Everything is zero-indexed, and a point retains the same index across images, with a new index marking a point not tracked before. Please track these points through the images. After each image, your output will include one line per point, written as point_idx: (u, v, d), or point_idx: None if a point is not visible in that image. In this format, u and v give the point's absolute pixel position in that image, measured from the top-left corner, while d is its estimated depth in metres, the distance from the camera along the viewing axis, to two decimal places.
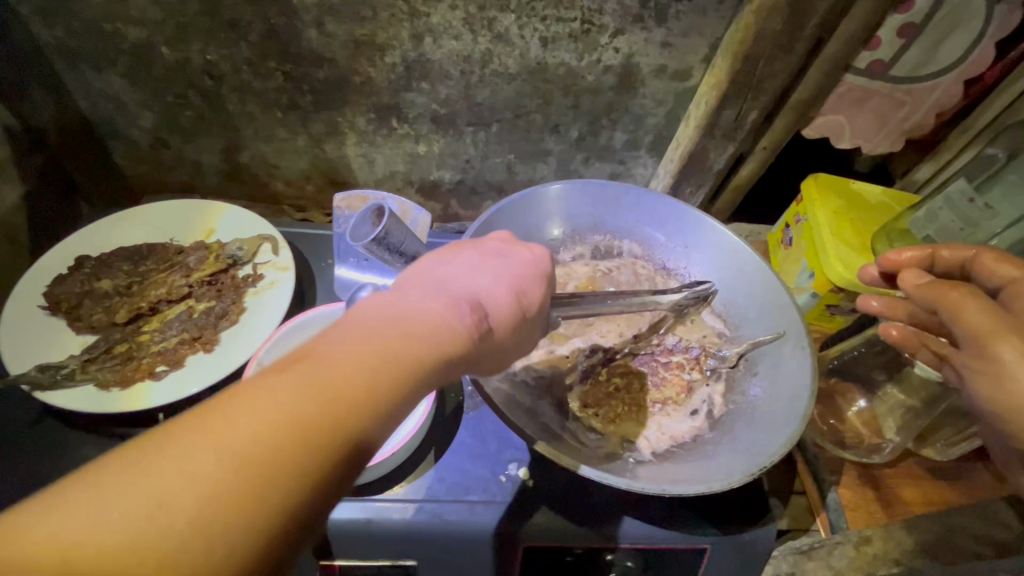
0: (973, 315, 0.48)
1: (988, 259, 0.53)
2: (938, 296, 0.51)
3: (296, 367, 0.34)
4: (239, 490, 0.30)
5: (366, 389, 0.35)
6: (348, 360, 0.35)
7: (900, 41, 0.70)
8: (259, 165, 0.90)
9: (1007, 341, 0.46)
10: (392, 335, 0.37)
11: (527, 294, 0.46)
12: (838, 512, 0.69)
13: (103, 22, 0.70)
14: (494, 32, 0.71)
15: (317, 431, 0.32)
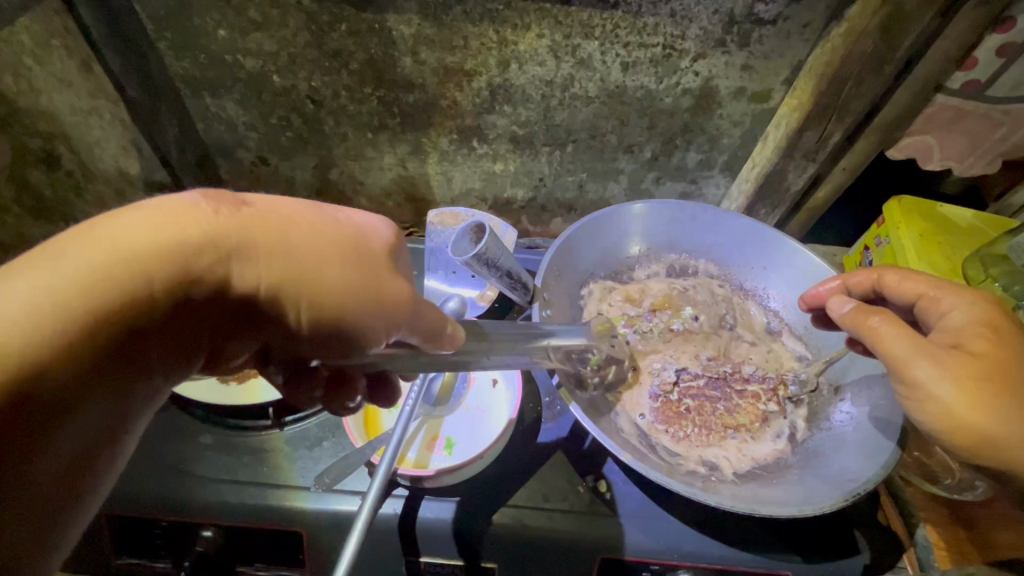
0: (892, 342, 0.50)
1: (894, 279, 0.58)
2: (861, 324, 0.53)
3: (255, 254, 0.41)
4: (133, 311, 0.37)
5: (300, 278, 0.42)
6: (338, 256, 0.44)
7: (999, 61, 0.68)
8: (346, 182, 0.97)
9: (923, 364, 0.49)
10: (366, 246, 0.46)
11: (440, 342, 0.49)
12: (928, 549, 0.65)
13: (225, 55, 0.78)
14: (576, 58, 0.74)
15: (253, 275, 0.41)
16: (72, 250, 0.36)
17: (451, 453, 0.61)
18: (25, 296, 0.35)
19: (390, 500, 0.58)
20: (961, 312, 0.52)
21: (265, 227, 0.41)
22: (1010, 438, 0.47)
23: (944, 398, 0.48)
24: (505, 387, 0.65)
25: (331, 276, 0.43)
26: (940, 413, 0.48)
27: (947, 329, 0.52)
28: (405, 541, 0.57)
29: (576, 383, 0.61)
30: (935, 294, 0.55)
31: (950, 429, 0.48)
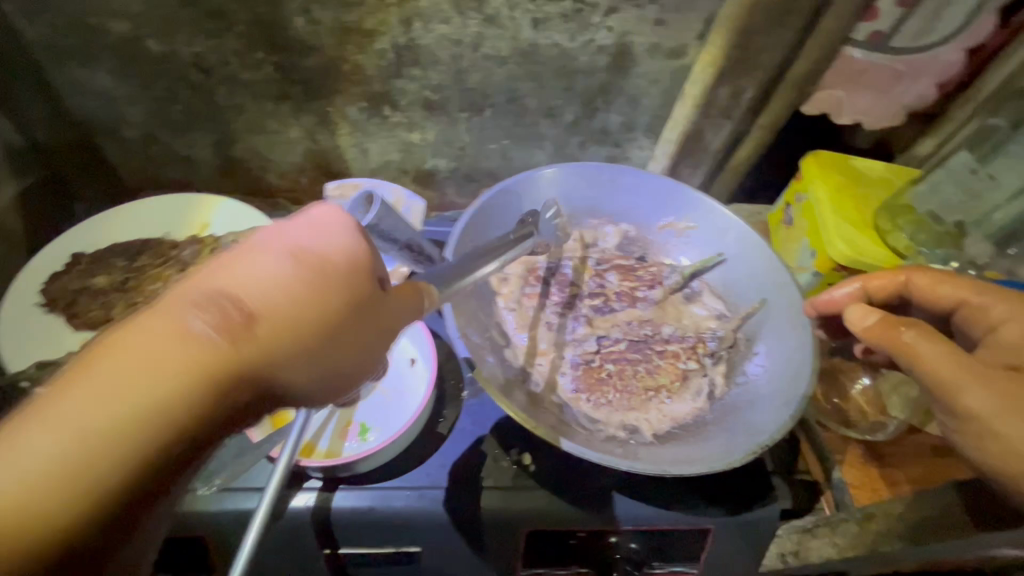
0: (933, 362, 0.46)
1: (923, 281, 0.56)
2: (890, 338, 0.49)
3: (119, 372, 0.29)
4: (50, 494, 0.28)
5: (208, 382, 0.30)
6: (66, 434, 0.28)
7: (899, 11, 0.69)
8: (252, 159, 0.89)
9: (971, 392, 0.44)
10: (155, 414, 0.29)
11: (320, 253, 0.35)
12: (844, 490, 0.67)
13: (87, 17, 0.69)
14: (483, 15, 0.70)
15: (192, 374, 0.30)
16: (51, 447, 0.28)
17: (367, 438, 0.58)
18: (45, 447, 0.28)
19: (300, 494, 0.54)
20: (1016, 326, 0.50)
21: (162, 353, 0.30)
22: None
23: (993, 420, 0.43)
24: (424, 365, 0.62)
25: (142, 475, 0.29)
26: (995, 447, 0.43)
27: (1002, 346, 0.50)
28: (320, 533, 0.54)
29: (490, 351, 0.59)
30: (977, 301, 0.53)
31: (999, 457, 0.43)
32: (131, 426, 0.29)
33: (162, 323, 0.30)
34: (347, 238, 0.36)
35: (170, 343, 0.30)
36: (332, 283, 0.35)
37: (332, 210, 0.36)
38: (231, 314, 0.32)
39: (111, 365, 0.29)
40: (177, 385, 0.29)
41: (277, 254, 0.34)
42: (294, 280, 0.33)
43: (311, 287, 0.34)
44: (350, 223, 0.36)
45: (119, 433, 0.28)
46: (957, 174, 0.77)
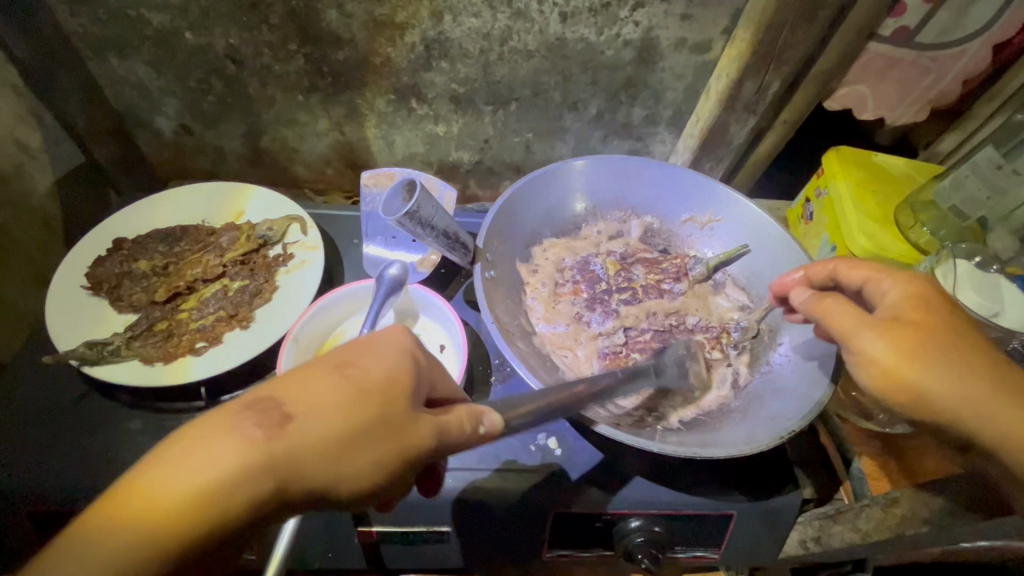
0: (839, 320, 0.49)
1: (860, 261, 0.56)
2: (816, 305, 0.52)
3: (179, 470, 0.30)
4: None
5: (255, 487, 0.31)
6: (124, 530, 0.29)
7: (927, 7, 0.69)
8: (280, 149, 0.91)
9: (863, 336, 0.47)
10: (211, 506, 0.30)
11: (365, 379, 0.36)
12: (862, 480, 0.69)
13: (127, 9, 0.71)
14: (513, 9, 0.71)
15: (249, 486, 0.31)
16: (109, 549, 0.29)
17: None
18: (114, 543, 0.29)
19: None
20: (900, 289, 0.50)
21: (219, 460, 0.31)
22: (957, 400, 0.44)
23: (897, 366, 0.46)
24: (454, 350, 0.64)
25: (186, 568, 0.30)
26: (883, 379, 0.46)
27: (886, 305, 0.50)
28: (355, 511, 0.56)
29: (521, 337, 0.61)
30: (886, 271, 0.53)
31: (897, 396, 0.46)
32: (193, 508, 0.30)
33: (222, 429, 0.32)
34: (396, 361, 0.38)
35: (230, 440, 0.31)
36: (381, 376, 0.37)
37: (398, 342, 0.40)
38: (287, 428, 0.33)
39: (177, 470, 0.30)
40: (241, 480, 0.31)
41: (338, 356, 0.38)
42: (341, 398, 0.35)
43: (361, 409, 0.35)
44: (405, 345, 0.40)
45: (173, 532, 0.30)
46: (982, 171, 0.75)
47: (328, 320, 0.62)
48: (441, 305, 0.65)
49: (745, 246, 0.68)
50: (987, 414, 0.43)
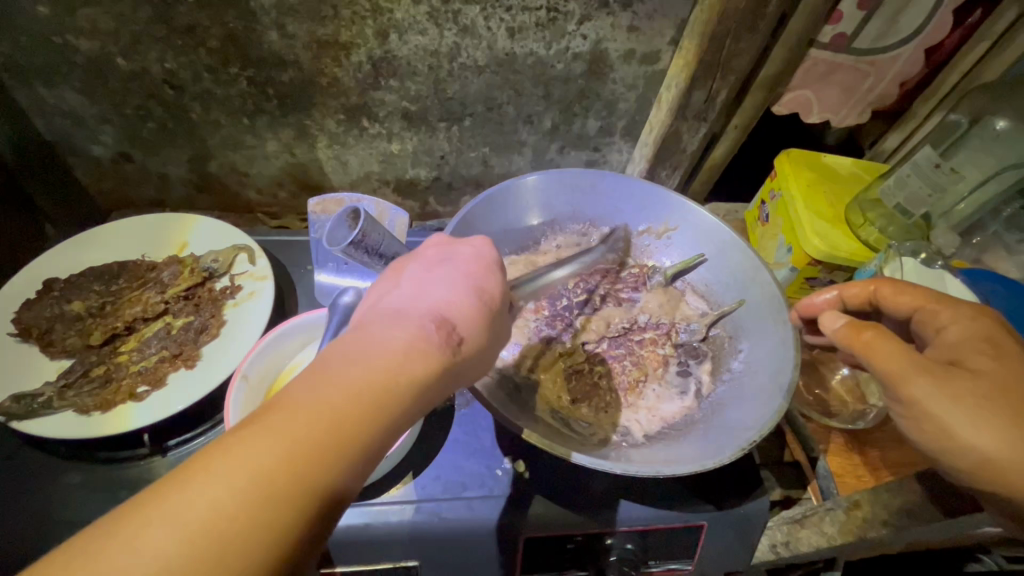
0: (887, 359, 0.47)
1: (890, 290, 0.57)
2: (854, 340, 0.49)
3: (346, 364, 0.37)
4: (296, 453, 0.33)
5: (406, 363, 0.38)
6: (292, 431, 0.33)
7: (861, 13, 0.72)
8: (229, 174, 0.88)
9: (917, 381, 0.45)
10: (373, 398, 0.36)
11: (485, 289, 0.45)
12: (829, 479, 0.68)
13: (52, 35, 0.67)
14: (459, 25, 0.71)
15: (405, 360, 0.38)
16: (281, 431, 0.33)
17: None
18: (307, 416, 0.34)
19: None
20: (961, 328, 0.51)
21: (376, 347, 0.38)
22: (1018, 462, 0.42)
23: (943, 415, 0.44)
24: None
25: (360, 460, 0.35)
26: (934, 430, 0.45)
27: (944, 345, 0.51)
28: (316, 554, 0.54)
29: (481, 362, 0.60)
30: (931, 307, 0.54)
31: (948, 450, 0.44)
32: (370, 385, 0.36)
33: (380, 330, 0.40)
34: (482, 275, 0.46)
35: (360, 351, 0.38)
36: (494, 285, 0.46)
37: (484, 245, 0.48)
38: (447, 333, 0.41)
39: (324, 386, 0.35)
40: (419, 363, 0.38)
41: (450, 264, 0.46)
42: (463, 302, 0.43)
43: (473, 305, 0.43)
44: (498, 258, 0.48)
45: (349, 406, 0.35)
46: (922, 170, 0.77)
47: (279, 355, 0.59)
48: None
49: (702, 255, 0.69)
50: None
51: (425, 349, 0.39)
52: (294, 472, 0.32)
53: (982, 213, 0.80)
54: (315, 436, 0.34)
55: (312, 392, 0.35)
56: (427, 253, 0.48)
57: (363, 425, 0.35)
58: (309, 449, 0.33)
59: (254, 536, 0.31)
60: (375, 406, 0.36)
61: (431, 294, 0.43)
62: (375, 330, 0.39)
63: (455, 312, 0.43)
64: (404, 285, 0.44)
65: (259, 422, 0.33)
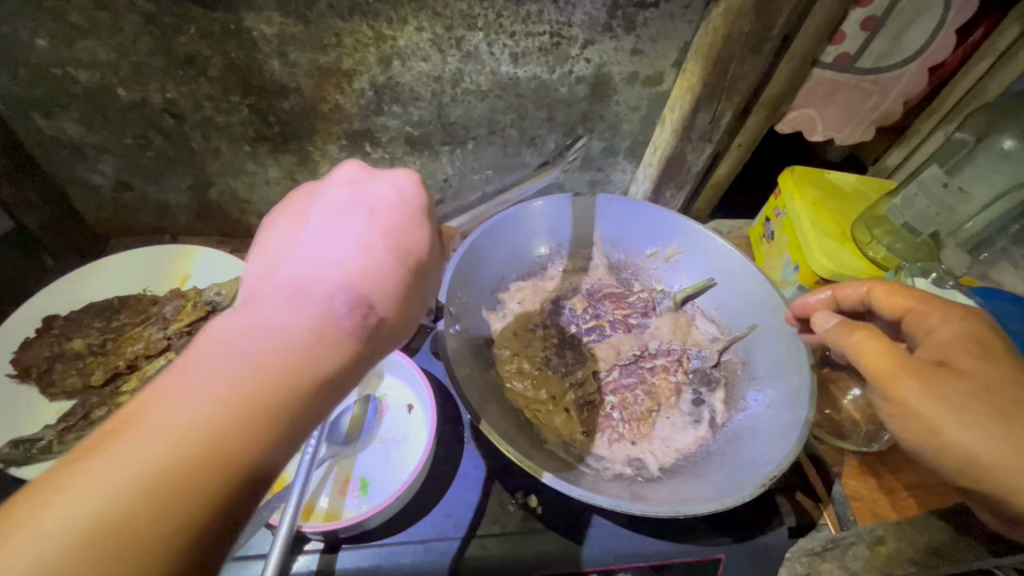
0: (876, 360, 0.47)
1: (882, 291, 0.55)
2: (844, 340, 0.50)
3: (237, 340, 0.36)
4: (193, 430, 0.32)
5: (310, 335, 0.37)
6: (188, 409, 0.33)
7: (865, 34, 0.71)
8: (230, 201, 0.87)
9: (907, 382, 0.46)
10: (282, 366, 0.35)
11: (402, 249, 0.44)
12: (845, 505, 0.65)
13: (51, 68, 0.67)
14: (462, 51, 0.70)
15: (302, 330, 0.37)
16: (169, 410, 0.32)
17: (367, 493, 0.57)
18: (195, 396, 0.33)
19: (302, 558, 0.52)
20: (949, 329, 0.50)
21: (271, 322, 0.37)
22: (999, 461, 0.43)
23: (931, 417, 0.45)
24: (422, 411, 0.61)
25: (275, 431, 0.34)
26: (921, 431, 0.45)
27: (933, 346, 0.49)
28: None
29: (492, 394, 0.59)
30: (922, 308, 0.52)
31: (933, 451, 0.45)
32: (272, 358, 0.36)
33: (276, 304, 0.39)
34: (392, 236, 0.45)
35: (259, 323, 0.37)
36: (416, 244, 0.45)
37: (402, 189, 0.48)
38: (364, 305, 0.40)
39: (217, 364, 0.35)
40: (329, 339, 0.38)
41: (352, 223, 0.44)
42: (375, 263, 0.43)
43: (387, 266, 0.43)
44: (422, 205, 0.47)
45: (250, 380, 0.34)
46: (930, 189, 0.77)
47: None
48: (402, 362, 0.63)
49: (711, 279, 0.68)
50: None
51: (330, 321, 0.38)
52: (192, 448, 0.31)
53: (990, 230, 0.80)
54: (212, 412, 0.33)
55: (202, 370, 0.34)
56: (331, 205, 0.46)
57: (269, 394, 0.34)
58: (205, 422, 0.32)
59: (167, 506, 0.30)
60: (279, 378, 0.35)
61: (338, 258, 0.42)
62: (270, 306, 0.38)
63: (365, 276, 0.42)
64: (308, 244, 0.43)
65: (148, 405, 0.33)
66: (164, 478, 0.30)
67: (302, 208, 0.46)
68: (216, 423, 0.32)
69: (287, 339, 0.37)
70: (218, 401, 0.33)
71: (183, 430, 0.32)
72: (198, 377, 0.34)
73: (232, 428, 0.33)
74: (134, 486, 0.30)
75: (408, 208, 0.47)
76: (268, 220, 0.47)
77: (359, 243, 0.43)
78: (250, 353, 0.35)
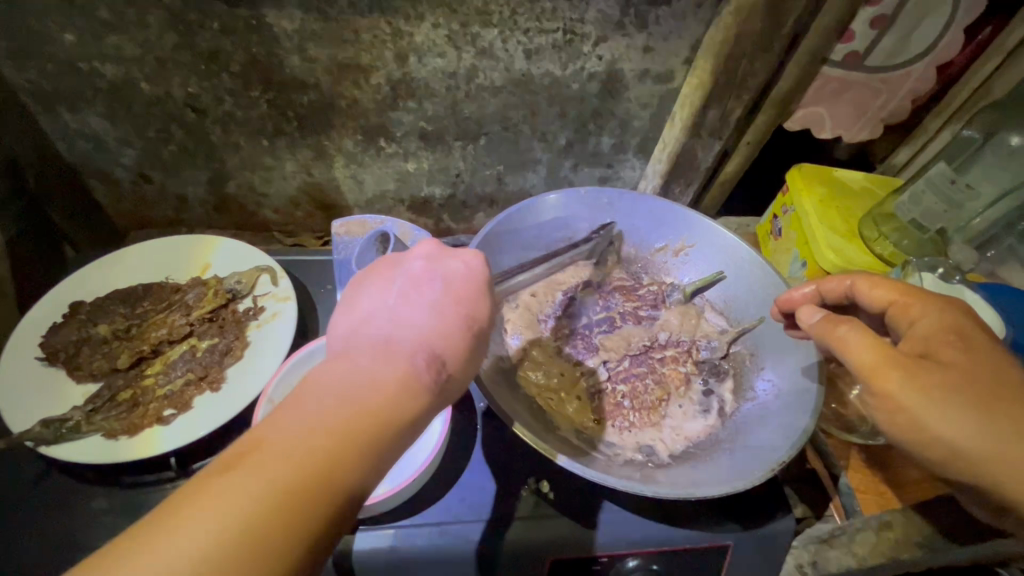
0: (860, 352, 0.48)
1: (865, 286, 0.56)
2: (829, 333, 0.50)
3: (327, 397, 0.40)
4: (292, 477, 0.36)
5: (393, 396, 0.41)
6: (289, 458, 0.36)
7: (874, 32, 0.73)
8: (246, 194, 0.89)
9: (891, 374, 0.46)
10: (368, 424, 0.39)
11: (473, 315, 0.48)
12: (851, 496, 0.67)
13: (78, 62, 0.68)
14: (477, 48, 0.72)
15: (384, 394, 0.41)
16: (273, 457, 0.36)
17: (383, 477, 0.58)
18: (295, 446, 0.37)
19: None
20: (929, 322, 0.51)
21: (358, 381, 0.41)
22: (982, 451, 0.44)
23: (915, 408, 0.46)
24: None
25: (359, 485, 0.38)
26: (907, 422, 0.46)
27: (915, 339, 0.50)
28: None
29: (506, 382, 0.60)
30: (902, 301, 0.53)
31: (919, 443, 0.46)
32: (359, 416, 0.39)
33: (361, 361, 0.42)
34: (462, 303, 0.48)
35: (352, 373, 0.41)
36: (485, 311, 0.49)
37: (473, 262, 0.50)
38: (438, 370, 0.44)
39: (315, 417, 0.39)
40: (407, 402, 0.41)
41: (428, 291, 0.48)
42: (449, 328, 0.46)
43: (459, 331, 0.46)
44: (490, 278, 0.51)
45: (342, 435, 0.38)
46: (936, 184, 0.78)
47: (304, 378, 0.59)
48: None
49: (720, 272, 0.69)
50: (1005, 467, 0.44)
51: (411, 383, 0.42)
52: (292, 496, 0.35)
53: (996, 227, 0.81)
54: (310, 463, 0.37)
55: (301, 423, 0.38)
56: (411, 273, 0.49)
57: (358, 452, 0.38)
58: (305, 472, 0.36)
59: (269, 549, 0.34)
60: (366, 436, 0.39)
61: (416, 320, 0.46)
62: (356, 364, 0.42)
63: (442, 342, 0.45)
64: (387, 303, 0.47)
65: (254, 452, 0.37)
66: (266, 524, 0.34)
67: (387, 273, 0.50)
68: (315, 475, 0.36)
69: (373, 399, 0.40)
70: (315, 454, 0.37)
71: (284, 479, 0.36)
72: (297, 428, 0.38)
73: (329, 480, 0.37)
74: (236, 527, 0.34)
75: (483, 279, 0.50)
76: (357, 278, 0.51)
77: (434, 309, 0.47)
78: (342, 402, 0.40)
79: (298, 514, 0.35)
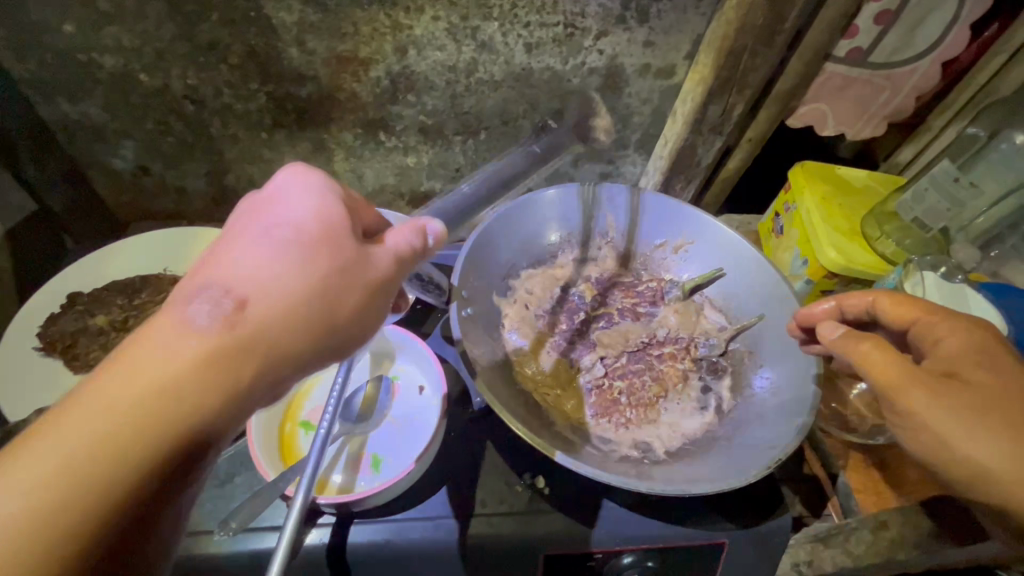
0: (884, 371, 0.48)
1: (888, 302, 0.55)
2: (850, 350, 0.50)
3: (146, 352, 0.36)
4: (96, 439, 0.34)
5: (225, 344, 0.37)
6: (98, 422, 0.34)
7: (877, 28, 0.72)
8: (246, 187, 0.89)
9: (914, 393, 0.46)
10: (191, 376, 0.36)
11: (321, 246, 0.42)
12: (847, 496, 0.67)
13: (77, 52, 0.68)
14: (477, 41, 0.71)
15: (212, 341, 0.37)
16: (80, 421, 0.34)
17: (379, 471, 0.58)
18: (101, 413, 0.34)
19: (315, 530, 0.54)
20: (956, 340, 0.50)
21: (181, 334, 0.37)
22: (1009, 476, 0.44)
23: (939, 428, 0.45)
24: (433, 394, 0.62)
25: (179, 437, 0.35)
26: (931, 442, 0.46)
27: (940, 357, 0.50)
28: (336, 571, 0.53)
29: (501, 377, 0.60)
30: (927, 319, 0.53)
31: (943, 463, 0.46)
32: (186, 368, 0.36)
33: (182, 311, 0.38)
34: (304, 235, 0.42)
35: (188, 337, 0.36)
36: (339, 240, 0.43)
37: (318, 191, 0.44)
38: (278, 307, 0.39)
39: (126, 375, 0.35)
40: (245, 345, 0.38)
41: (260, 226, 0.42)
42: (292, 264, 0.41)
43: (304, 267, 0.41)
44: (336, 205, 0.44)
45: (161, 390, 0.35)
46: (940, 183, 0.78)
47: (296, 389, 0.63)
48: (414, 344, 0.64)
49: (719, 269, 0.69)
50: None
51: (243, 325, 0.38)
52: (88, 462, 0.33)
53: (1001, 226, 0.80)
54: (113, 422, 0.34)
55: (116, 383, 0.35)
56: (247, 210, 0.43)
57: (187, 401, 0.36)
58: (111, 430, 0.34)
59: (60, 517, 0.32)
60: (197, 388, 0.36)
61: (249, 258, 0.40)
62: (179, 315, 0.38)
63: (278, 278, 0.40)
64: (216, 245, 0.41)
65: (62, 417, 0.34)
66: (54, 492, 0.33)
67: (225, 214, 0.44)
68: (135, 434, 0.34)
69: (197, 350, 0.37)
70: (125, 414, 0.34)
71: (81, 445, 0.33)
72: (108, 387, 0.35)
73: (148, 437, 0.35)
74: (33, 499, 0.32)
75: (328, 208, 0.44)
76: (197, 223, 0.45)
77: (268, 242, 0.41)
78: (173, 375, 0.35)
79: (113, 474, 0.34)
